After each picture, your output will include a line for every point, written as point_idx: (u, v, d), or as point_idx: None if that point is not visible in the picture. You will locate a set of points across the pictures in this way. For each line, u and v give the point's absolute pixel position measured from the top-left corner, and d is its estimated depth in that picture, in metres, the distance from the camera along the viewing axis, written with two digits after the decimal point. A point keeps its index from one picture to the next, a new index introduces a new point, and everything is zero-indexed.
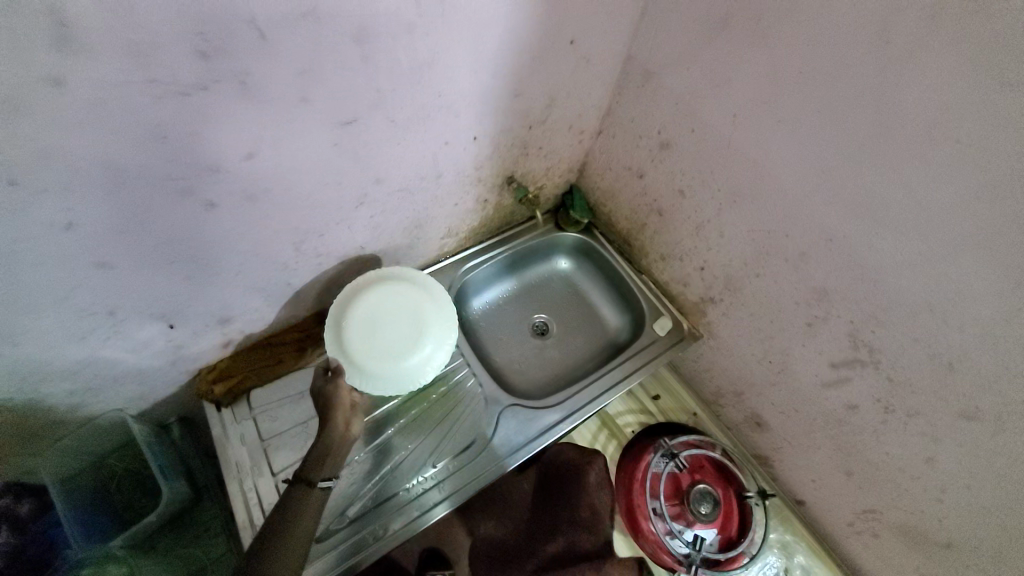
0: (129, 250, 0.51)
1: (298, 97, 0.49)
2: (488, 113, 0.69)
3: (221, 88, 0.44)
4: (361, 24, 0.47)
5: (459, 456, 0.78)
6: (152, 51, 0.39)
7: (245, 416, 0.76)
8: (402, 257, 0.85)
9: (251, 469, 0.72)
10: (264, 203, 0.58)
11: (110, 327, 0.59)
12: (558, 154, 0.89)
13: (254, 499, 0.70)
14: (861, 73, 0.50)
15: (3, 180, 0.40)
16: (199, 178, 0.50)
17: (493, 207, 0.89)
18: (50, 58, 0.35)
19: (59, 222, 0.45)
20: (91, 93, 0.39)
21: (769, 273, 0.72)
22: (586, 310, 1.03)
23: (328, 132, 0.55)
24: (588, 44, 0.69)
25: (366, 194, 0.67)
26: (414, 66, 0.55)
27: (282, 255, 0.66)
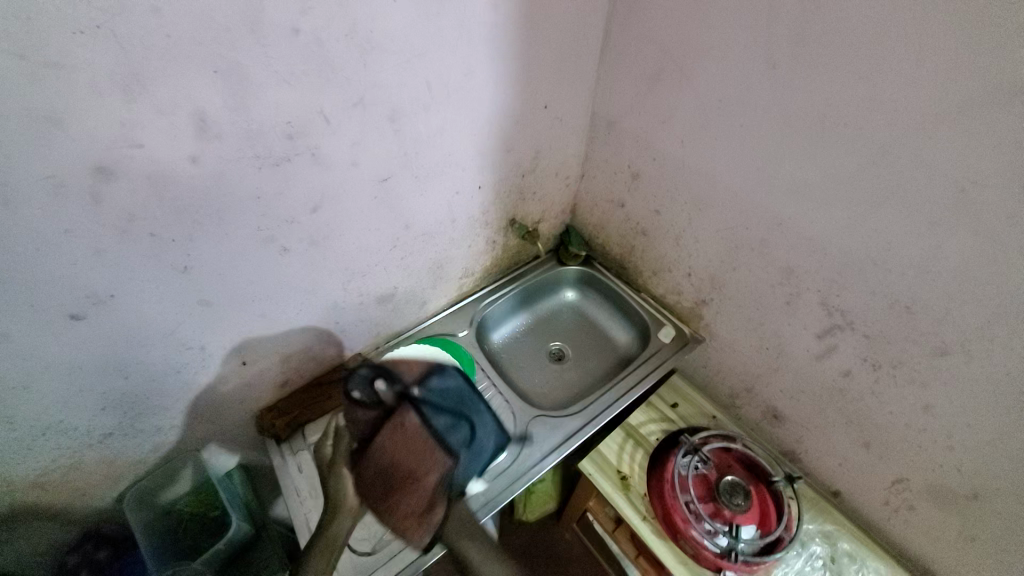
0: (222, 288, 0.67)
1: (349, 161, 0.67)
2: (488, 167, 0.87)
3: (298, 159, 0.62)
4: (393, 106, 0.66)
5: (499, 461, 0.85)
6: (258, 136, 0.57)
7: (300, 448, 0.86)
8: (428, 297, 0.99)
9: (308, 493, 0.80)
10: (321, 248, 0.73)
11: (201, 361, 0.72)
12: (550, 198, 1.06)
13: (312, 521, 0.77)
14: (760, 91, 0.67)
15: (147, 233, 0.56)
16: (277, 228, 0.66)
17: (501, 247, 1.05)
18: (195, 143, 0.53)
19: (178, 266, 0.61)
20: (215, 166, 0.56)
21: (742, 264, 0.83)
22: (596, 333, 1.14)
23: (369, 188, 0.72)
24: (560, 107, 0.89)
25: (398, 238, 0.83)
26: (430, 133, 0.74)
27: (333, 293, 0.81)
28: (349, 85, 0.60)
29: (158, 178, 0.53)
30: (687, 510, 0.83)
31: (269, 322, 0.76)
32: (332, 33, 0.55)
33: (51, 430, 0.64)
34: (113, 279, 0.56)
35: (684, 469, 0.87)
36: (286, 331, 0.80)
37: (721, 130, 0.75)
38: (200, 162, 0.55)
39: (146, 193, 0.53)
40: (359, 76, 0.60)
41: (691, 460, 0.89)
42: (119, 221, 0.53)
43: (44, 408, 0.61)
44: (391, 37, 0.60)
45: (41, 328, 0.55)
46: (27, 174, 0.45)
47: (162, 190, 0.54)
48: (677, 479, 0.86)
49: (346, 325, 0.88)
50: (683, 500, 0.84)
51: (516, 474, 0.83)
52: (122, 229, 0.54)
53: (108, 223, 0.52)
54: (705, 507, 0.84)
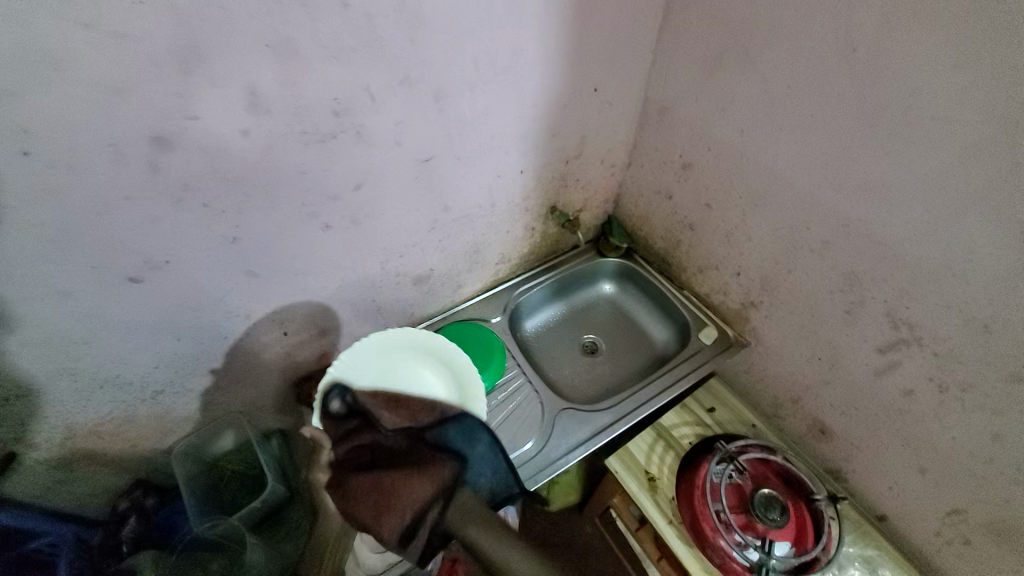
0: (268, 261, 0.69)
1: (393, 141, 0.67)
2: (532, 151, 0.85)
3: (343, 137, 0.62)
4: (439, 85, 0.65)
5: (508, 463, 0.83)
6: (305, 112, 0.57)
7: None
8: (465, 280, 0.99)
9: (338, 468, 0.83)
10: (362, 227, 0.74)
11: (245, 329, 0.75)
12: (594, 186, 1.02)
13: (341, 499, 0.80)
14: (836, 79, 0.61)
15: (200, 203, 0.58)
16: (321, 204, 0.67)
17: (540, 234, 1.03)
18: (247, 117, 0.54)
19: (228, 236, 0.63)
20: (266, 141, 0.57)
21: (799, 267, 0.77)
22: (632, 330, 1.11)
23: (411, 168, 0.72)
24: (610, 90, 0.85)
25: (437, 220, 0.82)
26: (474, 115, 0.72)
27: (370, 272, 0.82)
28: (396, 63, 0.60)
29: (211, 149, 0.54)
30: (718, 518, 0.79)
31: (310, 296, 0.78)
32: (381, 8, 0.54)
33: (109, 382, 0.68)
34: (166, 245, 0.59)
35: (717, 476, 0.84)
36: (325, 305, 0.82)
37: (786, 119, 0.69)
38: (252, 137, 0.56)
39: (200, 165, 0.55)
40: (406, 54, 0.60)
41: (725, 468, 0.84)
42: (175, 190, 0.55)
43: (103, 363, 0.65)
44: (440, 13, 0.58)
45: (103, 288, 0.58)
46: (91, 141, 0.47)
47: (214, 162, 0.55)
48: (709, 486, 0.82)
49: (382, 304, 0.90)
50: (714, 508, 0.80)
51: (533, 471, 0.82)
52: (178, 197, 0.56)
53: (165, 191, 0.54)
54: (737, 518, 0.80)
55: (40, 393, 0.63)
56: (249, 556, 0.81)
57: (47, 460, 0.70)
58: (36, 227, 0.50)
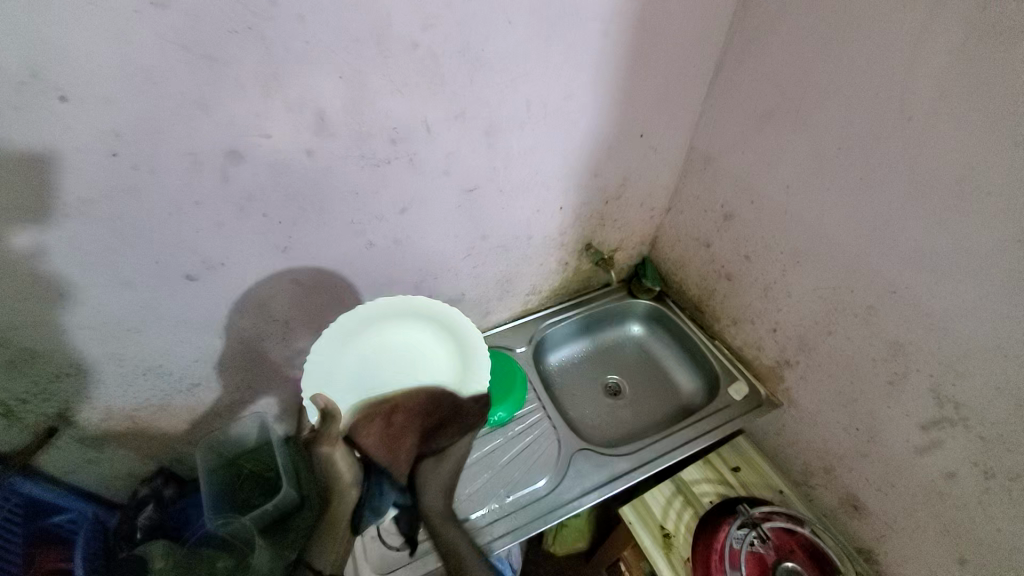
0: (311, 271, 0.72)
1: (442, 169, 0.70)
2: (573, 189, 0.87)
3: (396, 162, 0.66)
4: (491, 122, 0.68)
5: (515, 500, 0.81)
6: (366, 137, 0.61)
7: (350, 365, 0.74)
8: (494, 306, 1.00)
9: None
10: (403, 247, 0.77)
11: (282, 333, 0.78)
12: (631, 226, 1.03)
13: None
14: (889, 145, 0.60)
15: (260, 213, 0.62)
16: (368, 223, 0.71)
17: (573, 269, 1.04)
18: (313, 138, 0.58)
19: (280, 246, 0.67)
20: (326, 160, 0.61)
21: (840, 330, 0.75)
22: (658, 375, 1.08)
23: (456, 196, 0.74)
24: (656, 136, 0.87)
25: (475, 247, 0.85)
26: (522, 151, 0.75)
27: (404, 291, 0.84)
28: (455, 99, 0.63)
29: (277, 165, 0.59)
30: None
31: (345, 308, 0.81)
32: (447, 50, 0.58)
33: (151, 371, 0.72)
34: (223, 248, 0.63)
35: (737, 541, 0.79)
36: None
37: (835, 180, 0.68)
38: (314, 156, 0.60)
39: (265, 178, 0.59)
40: (464, 92, 0.63)
41: (746, 534, 0.80)
42: (240, 199, 0.59)
43: (149, 352, 0.69)
44: (501, 56, 0.62)
45: (161, 282, 0.62)
46: (172, 149, 0.52)
47: (277, 176, 0.60)
48: (727, 551, 0.78)
49: None
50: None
51: (543, 510, 0.80)
52: (241, 206, 0.60)
53: (229, 199, 0.59)
54: None
55: (89, 374, 0.67)
56: (253, 559, 0.79)
57: (82, 436, 0.74)
58: (113, 222, 0.55)
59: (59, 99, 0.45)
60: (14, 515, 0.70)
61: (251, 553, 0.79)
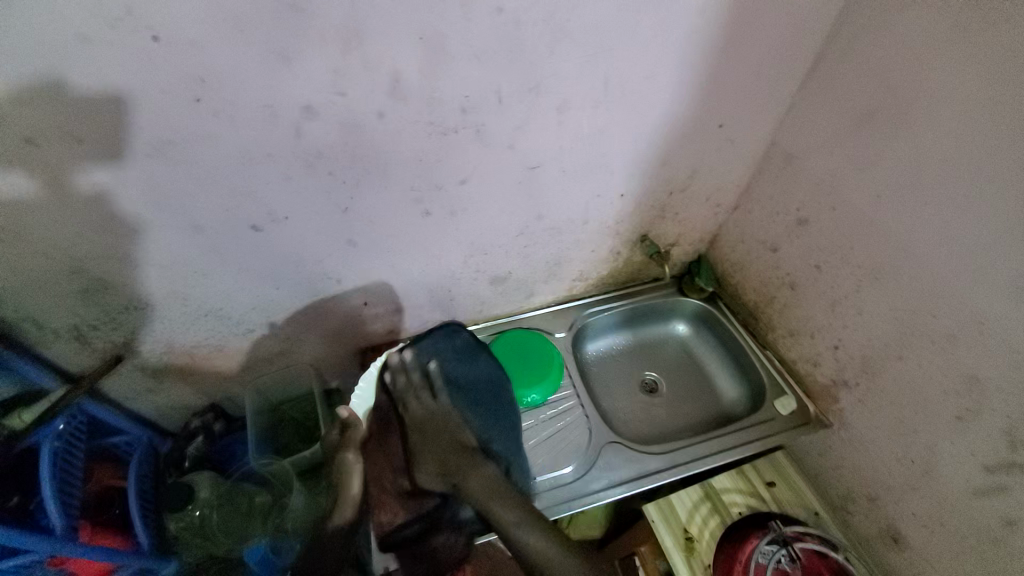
0: (368, 234, 0.73)
1: (507, 143, 0.68)
2: (638, 175, 0.83)
3: (464, 132, 0.64)
4: (565, 98, 0.65)
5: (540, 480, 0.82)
6: (437, 103, 0.60)
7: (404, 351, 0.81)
8: (540, 288, 0.99)
9: None
10: (458, 219, 0.76)
11: (335, 292, 0.80)
12: (692, 221, 0.98)
13: None
14: (1006, 160, 0.54)
15: (327, 171, 0.62)
16: (427, 192, 0.70)
17: (625, 259, 1.00)
18: (386, 101, 0.58)
19: (341, 206, 0.67)
20: (396, 124, 0.60)
21: (911, 355, 0.69)
22: (699, 378, 1.05)
23: (519, 172, 0.73)
24: (735, 128, 0.81)
25: (529, 227, 0.83)
26: (592, 131, 0.72)
27: (453, 265, 0.84)
28: (531, 71, 0.61)
29: (348, 124, 0.58)
30: None
31: (395, 274, 0.81)
32: (531, 17, 0.55)
33: (213, 313, 0.75)
34: (288, 202, 0.64)
35: (764, 557, 0.77)
36: (405, 284, 0.85)
37: (932, 194, 0.62)
38: (385, 119, 0.59)
39: (336, 136, 0.59)
40: (543, 63, 0.60)
41: (774, 551, 0.77)
42: (309, 155, 0.60)
43: (212, 295, 0.72)
44: (587, 27, 0.59)
45: (230, 230, 0.64)
46: (251, 99, 0.53)
47: (347, 135, 0.59)
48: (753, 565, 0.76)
49: (456, 296, 0.92)
50: None
51: (568, 495, 0.81)
52: (310, 162, 0.60)
53: (300, 155, 0.59)
54: None
55: (155, 309, 0.71)
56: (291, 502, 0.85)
57: (145, 367, 0.79)
58: (190, 166, 0.56)
59: (151, 39, 0.46)
60: (78, 432, 0.76)
61: (288, 497, 0.85)
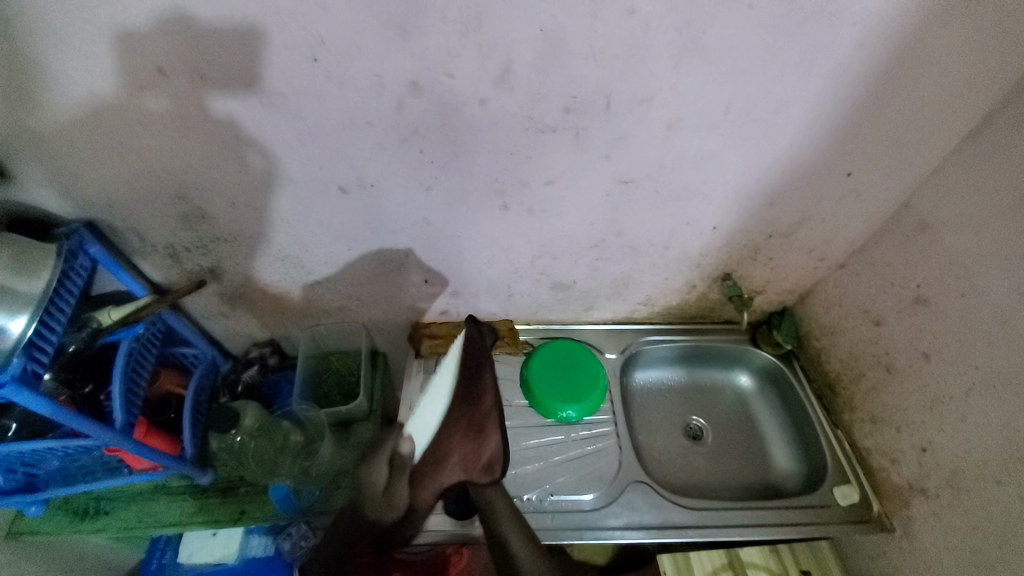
0: (444, 216, 0.73)
1: (603, 152, 0.64)
2: (738, 210, 0.76)
3: (563, 133, 0.61)
4: (677, 114, 0.60)
5: (554, 500, 0.80)
6: (541, 99, 0.57)
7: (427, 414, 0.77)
8: (601, 303, 0.94)
9: None
10: (535, 219, 0.74)
11: (400, 263, 0.81)
12: (786, 271, 0.89)
13: None
14: None
15: (418, 149, 0.62)
16: (511, 186, 0.68)
17: (699, 294, 0.94)
18: (491, 90, 0.56)
19: (424, 184, 0.67)
20: (495, 113, 0.59)
21: (1017, 487, 0.59)
22: (751, 437, 0.96)
23: (608, 183, 0.69)
24: (865, 180, 0.72)
25: (605, 240, 0.79)
26: (699, 154, 0.66)
27: (520, 262, 0.83)
28: (647, 81, 0.56)
29: (449, 106, 0.57)
30: None
31: (460, 259, 0.81)
32: (663, 24, 0.51)
33: (288, 260, 0.79)
34: (376, 170, 0.65)
35: None
36: (468, 271, 0.84)
37: None
38: (486, 107, 0.58)
39: (435, 116, 0.58)
40: (663, 75, 0.56)
41: None
42: (404, 130, 0.60)
43: (290, 242, 0.76)
44: (721, 43, 0.53)
45: (319, 187, 0.67)
46: (363, 67, 0.53)
47: (445, 117, 0.59)
48: None
49: (515, 293, 0.90)
50: None
51: (578, 524, 0.77)
52: (404, 137, 0.61)
53: (396, 129, 0.60)
54: None
55: (240, 244, 0.76)
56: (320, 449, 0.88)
57: (222, 293, 0.86)
58: (294, 121, 0.58)
59: None
60: (154, 340, 0.83)
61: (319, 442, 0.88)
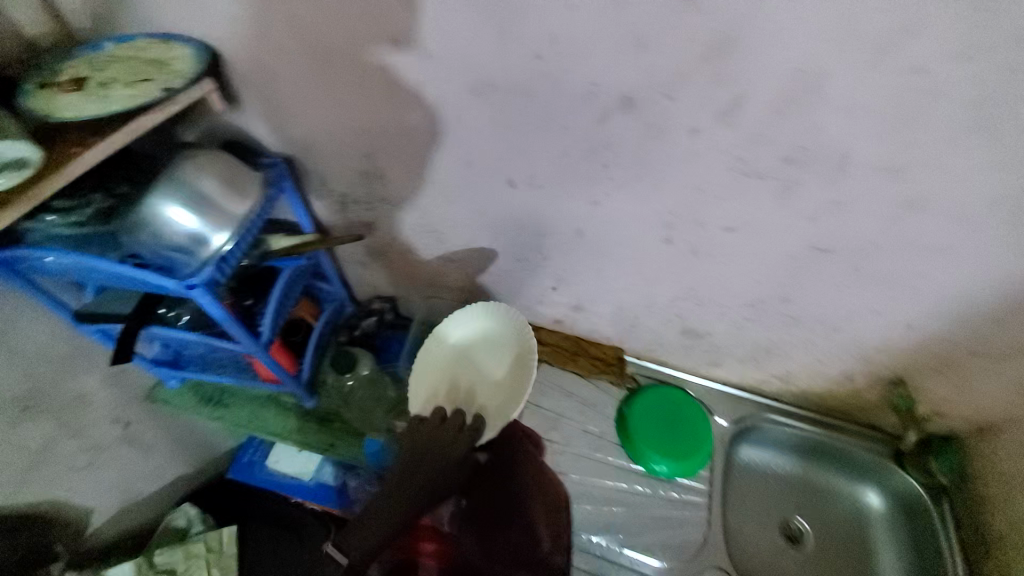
0: (599, 234, 0.70)
1: (807, 213, 0.57)
2: (943, 314, 0.64)
3: (769, 182, 0.55)
4: (919, 194, 0.51)
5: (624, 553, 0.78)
6: (761, 143, 0.52)
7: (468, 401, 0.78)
8: (727, 363, 0.86)
9: None
10: (695, 261, 0.68)
11: (537, 264, 0.80)
12: (973, 397, 0.74)
13: None
14: None
15: (603, 163, 0.60)
16: (683, 222, 0.63)
17: (848, 387, 0.82)
18: (708, 121, 0.51)
19: (592, 198, 0.65)
20: (701, 146, 0.54)
21: None
22: (863, 566, 0.82)
23: (796, 246, 0.61)
24: None
25: (763, 302, 0.71)
26: (924, 243, 0.56)
27: (657, 298, 0.78)
28: (900, 150, 0.48)
29: (655, 129, 0.54)
30: None
31: (597, 277, 0.78)
32: (955, 91, 0.42)
33: (436, 233, 0.82)
34: (552, 173, 0.64)
35: None
36: (600, 290, 0.81)
37: None
38: (694, 138, 0.53)
39: (635, 135, 0.55)
40: (924, 147, 0.47)
41: None
42: (596, 142, 0.58)
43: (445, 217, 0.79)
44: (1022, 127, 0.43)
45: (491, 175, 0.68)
46: (582, 72, 0.52)
47: (645, 139, 0.55)
48: None
49: (637, 326, 0.85)
50: None
51: None
52: (593, 149, 0.59)
53: (589, 138, 0.58)
54: None
55: (400, 208, 0.80)
56: None
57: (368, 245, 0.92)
58: (494, 109, 0.59)
59: None
60: (305, 272, 0.91)
61: None
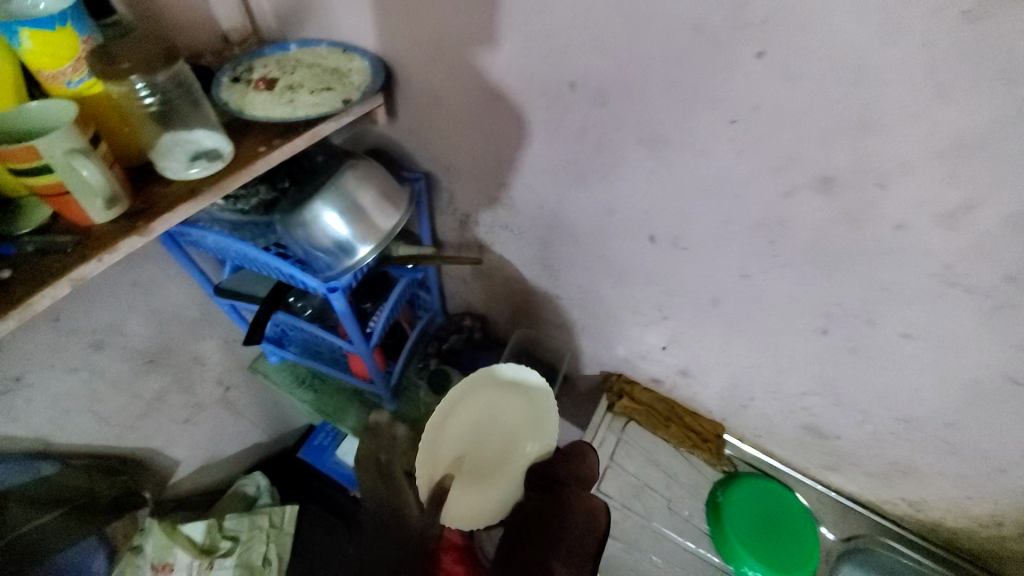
0: (737, 309, 0.65)
1: (1013, 341, 0.49)
2: None
3: (975, 298, 0.48)
4: None
5: None
6: (981, 255, 0.45)
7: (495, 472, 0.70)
8: (845, 471, 0.77)
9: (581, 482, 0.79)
10: (846, 359, 0.61)
11: (652, 323, 0.76)
12: None
13: None
14: None
15: (770, 240, 0.55)
16: (846, 317, 0.57)
17: (995, 534, 0.70)
18: (921, 221, 0.46)
19: (743, 272, 0.60)
20: (901, 245, 0.48)
21: None
22: None
23: (984, 372, 0.53)
24: None
25: (918, 420, 0.63)
26: None
27: (783, 386, 0.71)
28: None
29: (850, 216, 0.49)
30: None
31: (718, 351, 0.72)
32: None
33: (553, 270, 0.81)
34: (704, 239, 0.60)
35: None
36: (717, 364, 0.75)
37: None
38: (895, 234, 0.48)
39: (822, 219, 0.50)
40: None
41: None
42: (770, 218, 0.53)
43: (568, 258, 0.77)
44: None
45: (634, 228, 0.65)
46: (780, 145, 0.48)
47: (831, 225, 0.50)
48: None
49: (748, 410, 0.78)
50: None
51: None
52: (764, 223, 0.54)
53: (764, 212, 0.53)
54: None
55: (523, 239, 0.79)
56: None
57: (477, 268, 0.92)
58: (661, 165, 0.56)
59: (755, 54, 0.44)
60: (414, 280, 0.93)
61: None
